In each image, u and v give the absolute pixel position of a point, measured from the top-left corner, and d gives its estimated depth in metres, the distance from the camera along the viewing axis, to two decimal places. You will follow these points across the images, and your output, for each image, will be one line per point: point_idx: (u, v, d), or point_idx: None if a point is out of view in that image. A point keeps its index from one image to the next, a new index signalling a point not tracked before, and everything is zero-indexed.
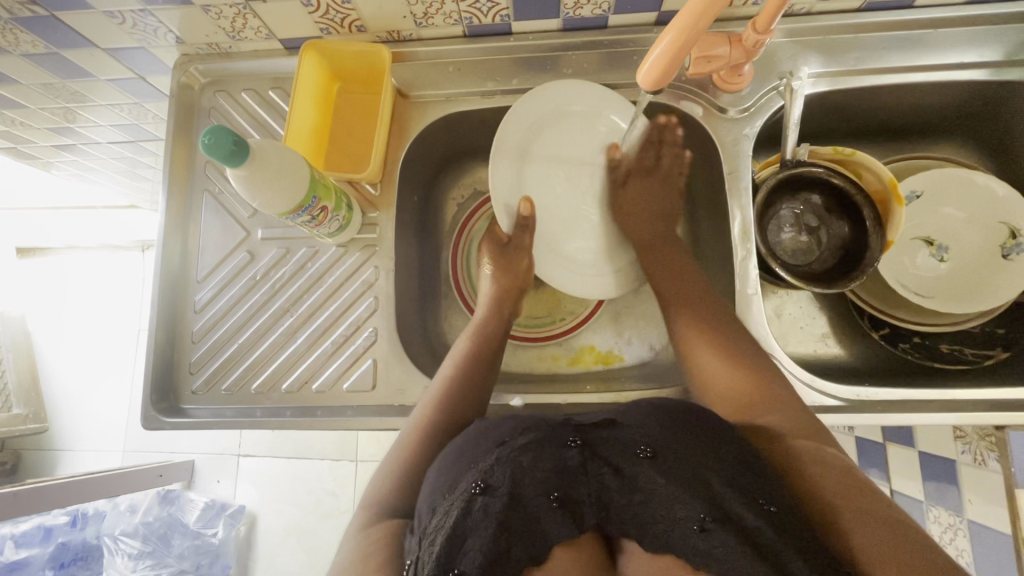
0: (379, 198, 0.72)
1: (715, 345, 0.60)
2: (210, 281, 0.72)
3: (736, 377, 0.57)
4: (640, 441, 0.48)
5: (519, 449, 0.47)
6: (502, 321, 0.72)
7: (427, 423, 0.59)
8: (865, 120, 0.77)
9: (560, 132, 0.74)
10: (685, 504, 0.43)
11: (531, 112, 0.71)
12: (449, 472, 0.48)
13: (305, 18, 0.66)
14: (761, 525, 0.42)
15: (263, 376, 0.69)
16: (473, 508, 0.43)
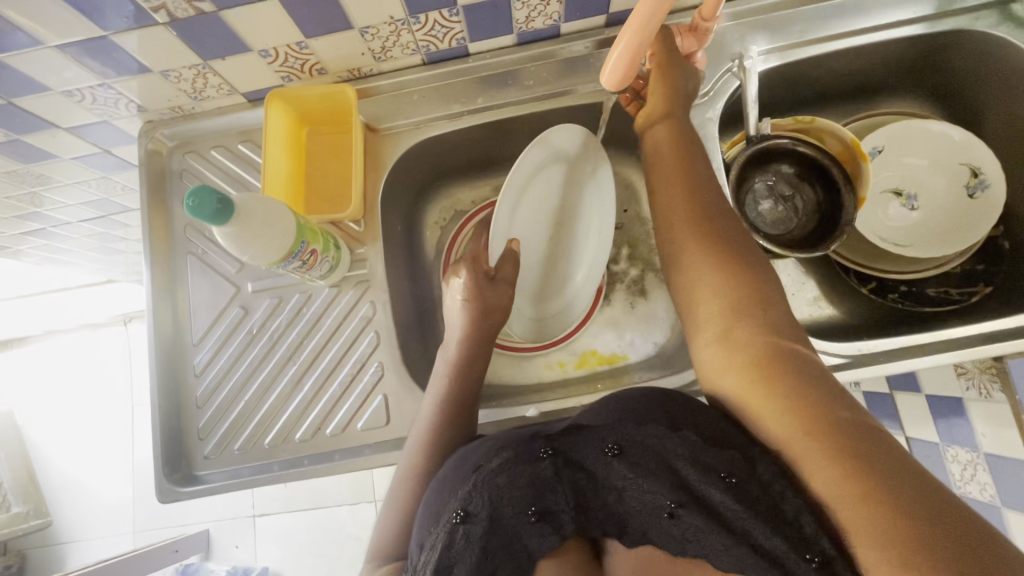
0: (365, 232, 0.72)
1: (707, 258, 0.54)
2: (206, 342, 0.70)
3: (718, 291, 0.52)
4: (609, 438, 0.50)
5: (493, 471, 0.49)
6: (479, 361, 0.67)
7: (421, 463, 0.60)
8: (819, 87, 0.80)
9: (551, 180, 0.74)
10: (655, 493, 0.47)
11: (528, 165, 0.71)
12: (433, 503, 0.51)
13: (265, 67, 0.67)
14: (726, 501, 0.45)
15: (275, 430, 0.68)
16: (456, 538, 0.47)
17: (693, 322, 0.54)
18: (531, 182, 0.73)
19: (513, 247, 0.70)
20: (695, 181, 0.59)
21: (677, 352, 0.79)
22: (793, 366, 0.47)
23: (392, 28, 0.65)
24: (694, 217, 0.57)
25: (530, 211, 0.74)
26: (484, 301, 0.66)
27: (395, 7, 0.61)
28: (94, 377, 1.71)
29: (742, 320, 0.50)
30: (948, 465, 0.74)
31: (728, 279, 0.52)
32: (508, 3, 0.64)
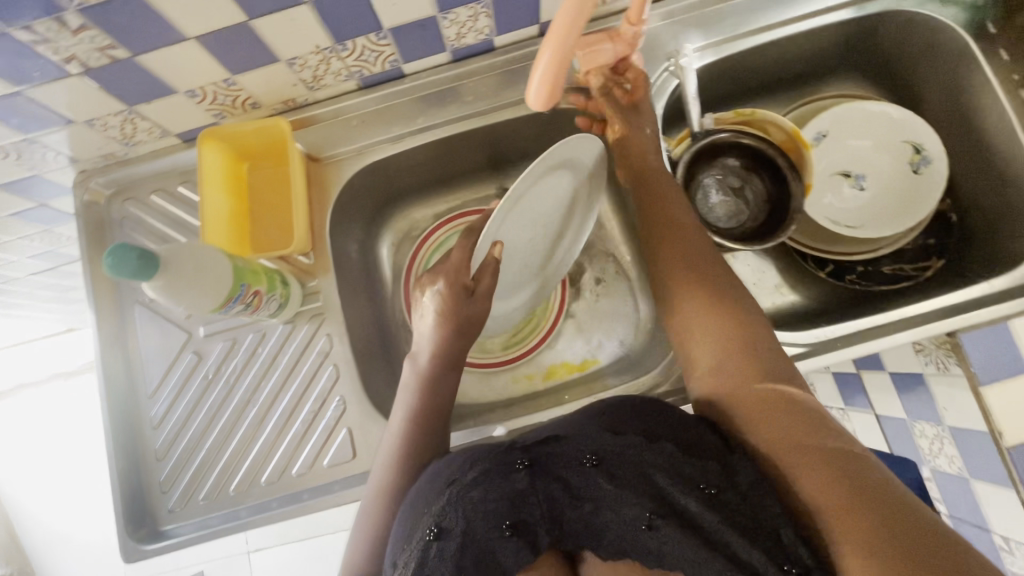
0: (315, 265, 0.71)
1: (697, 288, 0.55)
2: (161, 392, 0.69)
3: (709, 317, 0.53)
4: (585, 449, 0.49)
5: (468, 485, 0.48)
6: (451, 378, 0.64)
7: (391, 484, 0.59)
8: (761, 78, 0.80)
9: (549, 188, 0.69)
10: (632, 503, 0.46)
11: (531, 173, 0.64)
12: (407, 519, 0.49)
13: (194, 107, 0.65)
14: (702, 511, 0.44)
15: (240, 475, 0.66)
16: (430, 555, 0.46)
17: (688, 358, 0.55)
18: (528, 192, 0.66)
19: (494, 253, 0.64)
20: (681, 218, 0.61)
21: (644, 354, 0.79)
22: (789, 399, 0.48)
23: (320, 57, 0.64)
24: (689, 253, 0.58)
25: (524, 220, 0.68)
26: (451, 312, 0.62)
27: (319, 37, 0.60)
28: (69, 428, 1.66)
29: (739, 354, 0.51)
30: (918, 441, 0.75)
31: (724, 316, 0.53)
32: (435, 23, 0.63)
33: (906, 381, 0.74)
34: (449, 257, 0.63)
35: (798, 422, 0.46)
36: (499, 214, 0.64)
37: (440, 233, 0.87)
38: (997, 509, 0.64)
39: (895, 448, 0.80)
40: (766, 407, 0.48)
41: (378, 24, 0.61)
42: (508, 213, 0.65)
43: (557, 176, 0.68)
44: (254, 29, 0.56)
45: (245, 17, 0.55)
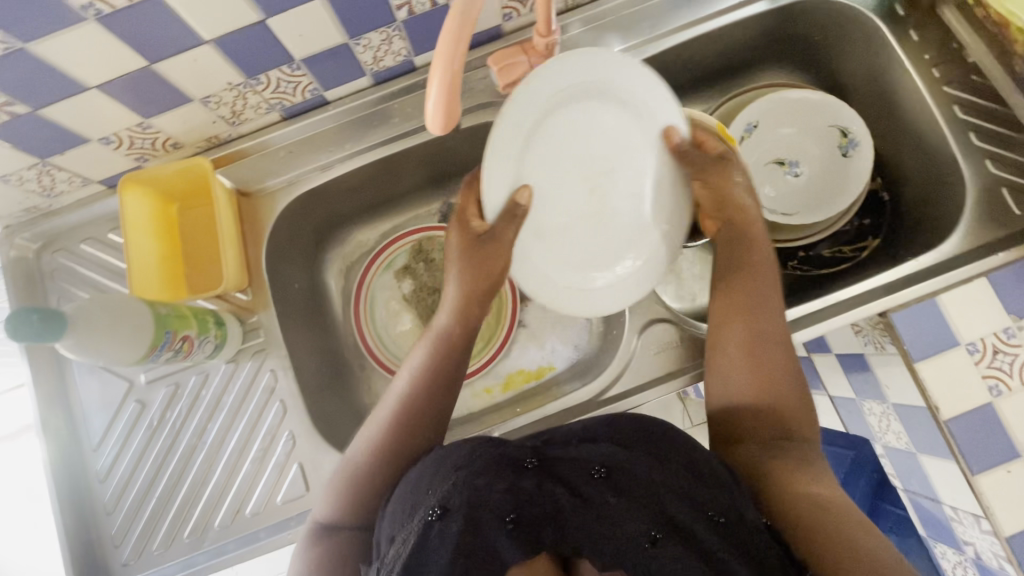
0: (253, 301, 0.70)
1: (749, 314, 0.59)
2: (106, 444, 0.67)
3: (751, 337, 0.58)
4: (595, 460, 0.50)
5: (474, 472, 0.47)
6: (460, 352, 0.63)
7: (382, 441, 0.58)
8: (687, 76, 0.81)
9: (587, 121, 0.62)
10: (636, 521, 0.47)
11: (541, 92, 0.59)
12: (405, 497, 0.49)
13: (112, 153, 0.65)
14: (710, 539, 0.46)
15: (193, 520, 0.65)
16: (430, 535, 0.45)
17: (718, 368, 0.59)
18: (551, 123, 0.61)
19: (521, 198, 0.60)
20: (759, 265, 0.62)
21: (596, 358, 0.79)
22: (802, 464, 0.54)
23: (235, 93, 0.63)
24: (759, 294, 0.60)
25: (547, 166, 0.62)
26: (478, 244, 0.62)
27: (230, 73, 0.59)
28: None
29: (767, 381, 0.56)
30: (869, 418, 0.76)
31: (774, 353, 0.57)
32: (348, 49, 0.63)
33: (851, 361, 0.75)
34: (464, 205, 0.64)
35: (792, 466, 0.53)
36: (506, 136, 0.59)
37: (386, 256, 0.86)
38: (943, 480, 0.65)
39: (851, 426, 0.84)
40: (766, 449, 0.55)
41: (288, 57, 0.60)
42: (528, 142, 0.61)
43: (608, 109, 0.61)
44: (158, 73, 0.56)
45: (146, 62, 0.54)
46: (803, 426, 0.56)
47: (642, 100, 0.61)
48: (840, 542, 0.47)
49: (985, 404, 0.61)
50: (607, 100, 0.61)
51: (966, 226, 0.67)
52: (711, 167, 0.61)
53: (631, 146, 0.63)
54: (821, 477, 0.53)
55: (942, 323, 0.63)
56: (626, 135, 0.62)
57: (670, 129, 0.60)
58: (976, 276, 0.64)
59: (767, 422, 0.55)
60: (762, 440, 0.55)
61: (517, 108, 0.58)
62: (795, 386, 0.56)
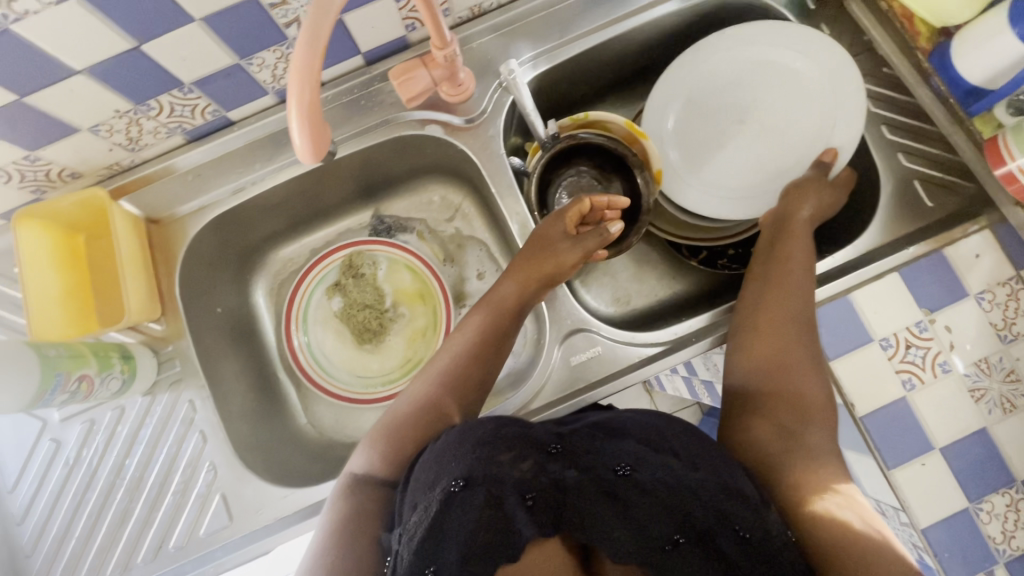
0: (168, 331, 0.69)
1: (792, 287, 0.62)
2: (21, 486, 0.66)
3: (787, 303, 0.61)
4: (621, 458, 0.50)
5: (499, 449, 0.49)
6: (511, 332, 0.66)
7: (425, 396, 0.60)
8: (606, 80, 0.79)
9: (835, 78, 0.71)
10: (661, 525, 0.47)
11: (695, 65, 0.75)
12: (430, 468, 0.50)
13: (4, 188, 0.63)
14: (730, 549, 0.46)
15: (114, 559, 0.64)
16: (453, 504, 0.46)
17: (749, 334, 0.61)
18: (713, 81, 0.76)
19: (613, 229, 0.64)
20: (796, 254, 0.64)
21: (528, 368, 0.78)
22: (815, 457, 0.53)
23: (126, 120, 0.61)
24: (796, 279, 0.62)
25: (709, 124, 0.77)
26: (549, 239, 0.66)
27: (114, 100, 0.58)
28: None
29: (785, 360, 0.58)
30: None
31: (797, 333, 0.59)
32: (242, 70, 0.61)
33: None
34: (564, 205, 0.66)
35: (799, 456, 0.53)
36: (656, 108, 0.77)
37: (313, 277, 0.84)
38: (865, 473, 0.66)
39: None
40: (784, 433, 0.55)
41: (176, 81, 0.58)
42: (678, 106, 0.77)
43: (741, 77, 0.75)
44: (32, 104, 0.54)
45: (15, 94, 0.52)
46: (816, 416, 0.55)
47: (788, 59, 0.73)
48: (846, 554, 0.46)
49: (900, 398, 0.61)
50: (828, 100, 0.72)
51: (881, 221, 0.67)
52: (798, 179, 0.70)
53: (790, 150, 0.74)
54: (817, 485, 0.51)
55: (855, 320, 0.63)
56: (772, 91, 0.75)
57: (829, 151, 0.71)
58: (887, 272, 0.64)
59: (786, 407, 0.56)
60: (776, 423, 0.55)
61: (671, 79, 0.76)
62: (821, 387, 0.57)
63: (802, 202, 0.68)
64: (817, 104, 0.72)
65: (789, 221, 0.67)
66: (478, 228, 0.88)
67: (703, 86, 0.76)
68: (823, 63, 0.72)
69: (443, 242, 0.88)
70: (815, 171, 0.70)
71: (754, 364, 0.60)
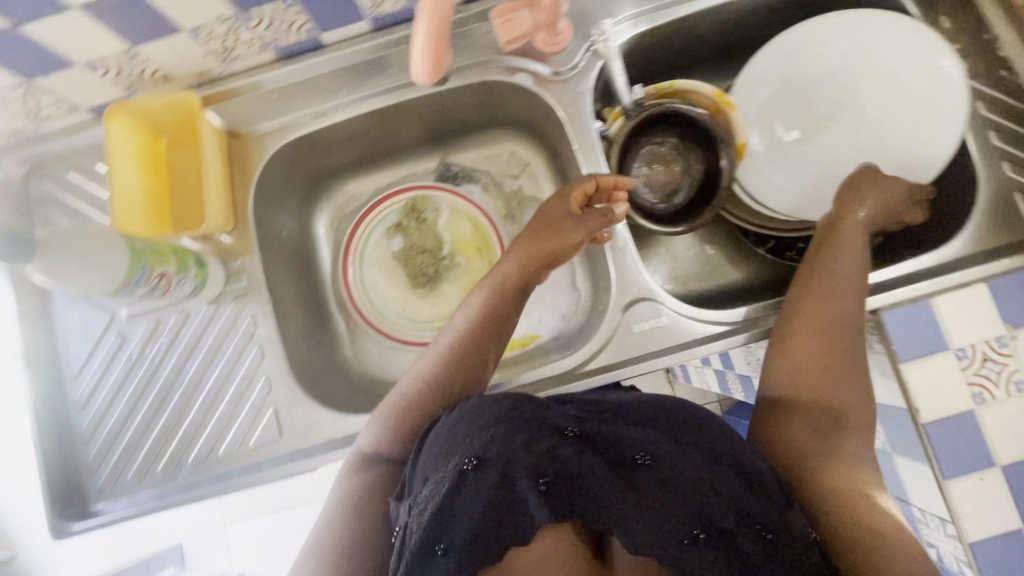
0: (237, 245, 0.69)
1: (828, 298, 0.58)
2: (86, 374, 0.68)
3: (819, 317, 0.58)
4: (641, 447, 0.50)
5: (513, 429, 0.50)
6: (515, 307, 0.64)
7: (437, 375, 0.60)
8: (701, 52, 0.76)
9: (939, 80, 0.67)
10: (681, 520, 0.46)
11: (786, 53, 0.72)
12: (443, 442, 0.51)
13: (99, 80, 0.63)
14: (756, 553, 0.45)
15: (167, 455, 0.67)
16: (463, 482, 0.47)
17: (782, 344, 0.59)
18: (803, 72, 0.73)
19: (619, 210, 0.65)
20: (846, 254, 0.60)
21: (579, 333, 0.78)
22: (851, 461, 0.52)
23: (226, 27, 0.61)
24: (836, 282, 0.59)
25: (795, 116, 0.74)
26: (554, 217, 0.65)
27: (220, 4, 0.57)
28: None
29: (825, 364, 0.56)
30: None
31: (833, 348, 0.56)
32: None
33: None
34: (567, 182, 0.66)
35: (834, 458, 0.53)
36: (744, 93, 0.74)
37: (370, 219, 0.85)
38: (914, 483, 0.64)
39: None
40: (818, 434, 0.54)
41: None
42: (766, 93, 0.74)
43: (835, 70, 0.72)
44: None
45: None
46: (859, 425, 0.54)
47: (891, 53, 0.69)
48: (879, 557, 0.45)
49: (967, 411, 0.60)
50: (933, 102, 0.67)
51: (971, 230, 0.64)
52: (857, 176, 0.65)
53: (883, 149, 0.70)
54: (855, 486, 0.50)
55: (931, 325, 0.61)
56: (871, 86, 0.71)
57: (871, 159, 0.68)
58: (975, 281, 0.62)
59: (812, 409, 0.55)
60: (815, 427, 0.54)
61: (761, 64, 0.73)
62: (861, 390, 0.55)
63: (860, 196, 0.63)
64: (916, 105, 0.68)
65: (839, 216, 0.63)
66: (545, 188, 0.86)
67: (794, 76, 0.73)
68: (935, 65, 0.67)
69: (506, 197, 0.87)
70: (874, 171, 0.64)
71: (786, 376, 0.58)
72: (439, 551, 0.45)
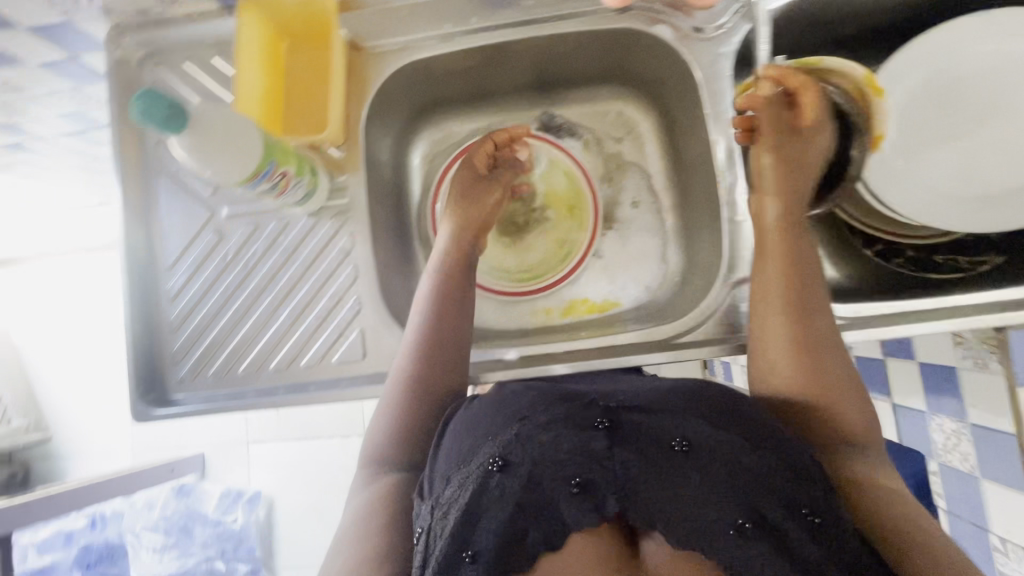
0: (345, 160, 0.68)
1: (786, 308, 0.55)
2: (179, 266, 0.68)
3: (782, 332, 0.55)
4: (677, 432, 0.47)
5: (541, 426, 0.48)
6: (462, 265, 0.68)
7: (409, 376, 0.61)
8: (850, 32, 0.71)
9: None
10: (721, 507, 0.44)
11: (944, 46, 0.67)
12: (463, 443, 0.51)
13: None
14: (804, 540, 0.43)
15: (250, 357, 0.67)
16: (489, 485, 0.46)
17: (759, 361, 0.56)
18: (960, 68, 0.67)
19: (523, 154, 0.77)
20: (768, 258, 0.57)
21: (666, 306, 0.75)
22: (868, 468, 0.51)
23: None
24: (781, 285, 0.56)
25: (947, 115, 0.68)
26: (468, 190, 0.73)
27: None
28: (63, 293, 1.63)
29: (819, 381, 0.53)
30: (932, 435, 0.73)
31: (801, 360, 0.53)
32: None
33: (932, 373, 0.71)
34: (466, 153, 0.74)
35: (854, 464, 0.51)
36: (891, 82, 0.68)
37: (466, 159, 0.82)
38: None
39: None
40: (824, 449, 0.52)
41: None
42: (914, 87, 0.68)
43: (999, 68, 0.66)
44: None
45: None
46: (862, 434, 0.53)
47: None
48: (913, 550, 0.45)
49: None
50: None
51: None
52: (768, 134, 0.59)
53: None
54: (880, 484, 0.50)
55: None
56: None
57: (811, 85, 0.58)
58: None
59: (812, 425, 0.53)
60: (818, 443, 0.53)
61: (912, 55, 0.67)
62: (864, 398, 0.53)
63: (783, 181, 0.58)
64: None
65: (763, 224, 0.58)
66: (650, 154, 0.82)
67: (950, 71, 0.67)
68: None
69: (606, 158, 0.84)
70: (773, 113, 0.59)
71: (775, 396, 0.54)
72: (467, 557, 0.44)
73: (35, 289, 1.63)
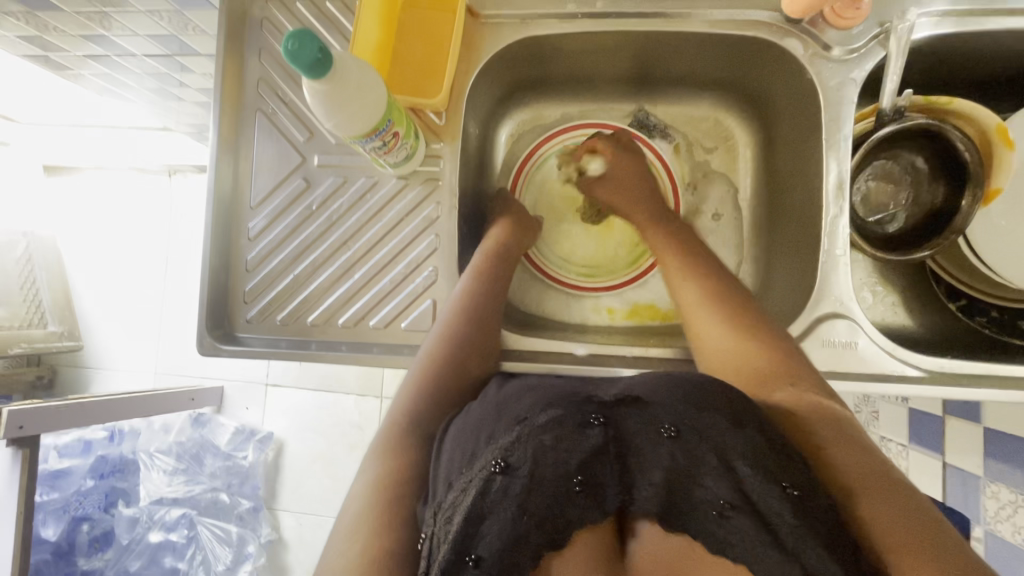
0: (445, 128, 0.67)
1: (703, 285, 0.63)
2: (263, 208, 0.68)
3: (715, 312, 0.60)
4: (665, 418, 0.46)
5: (540, 428, 0.45)
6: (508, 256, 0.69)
7: (430, 376, 0.59)
8: (980, 75, 0.68)
9: None
10: (709, 487, 0.43)
11: None
12: (467, 444, 0.48)
13: None
14: (784, 513, 0.41)
15: (319, 309, 0.67)
16: (492, 489, 0.43)
17: (705, 341, 0.60)
18: None
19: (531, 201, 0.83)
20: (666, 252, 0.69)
21: None
22: (847, 446, 0.47)
23: None
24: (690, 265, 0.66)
25: None
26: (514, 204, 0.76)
27: None
28: (115, 208, 1.65)
29: (751, 373, 0.55)
30: (983, 500, 0.75)
31: (726, 328, 0.59)
32: None
33: (999, 441, 0.73)
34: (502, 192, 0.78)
35: (840, 446, 0.47)
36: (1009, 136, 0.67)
37: (549, 145, 0.82)
38: None
39: (948, 497, 0.80)
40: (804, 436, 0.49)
41: None
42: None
43: None
44: None
45: None
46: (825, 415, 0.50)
47: None
48: (895, 530, 0.41)
49: None
50: None
51: None
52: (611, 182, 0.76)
53: None
54: (860, 464, 0.46)
55: None
56: None
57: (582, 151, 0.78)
58: None
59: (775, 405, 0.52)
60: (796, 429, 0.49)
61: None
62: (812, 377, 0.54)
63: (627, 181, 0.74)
64: None
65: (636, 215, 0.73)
66: (741, 168, 0.80)
67: None
68: None
69: (693, 165, 0.82)
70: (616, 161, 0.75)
71: (718, 366, 0.58)
72: (469, 561, 0.41)
73: (89, 199, 1.66)
